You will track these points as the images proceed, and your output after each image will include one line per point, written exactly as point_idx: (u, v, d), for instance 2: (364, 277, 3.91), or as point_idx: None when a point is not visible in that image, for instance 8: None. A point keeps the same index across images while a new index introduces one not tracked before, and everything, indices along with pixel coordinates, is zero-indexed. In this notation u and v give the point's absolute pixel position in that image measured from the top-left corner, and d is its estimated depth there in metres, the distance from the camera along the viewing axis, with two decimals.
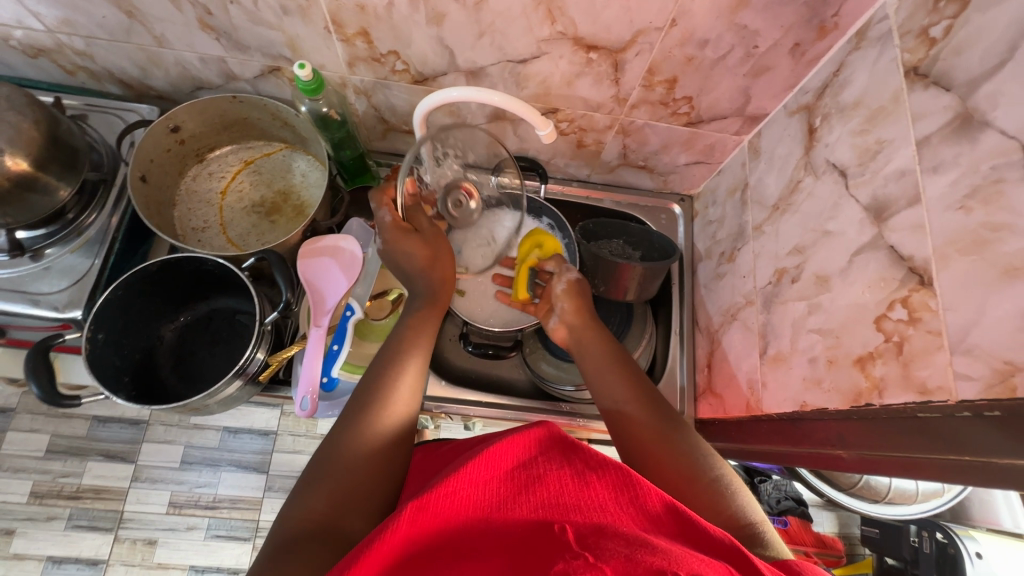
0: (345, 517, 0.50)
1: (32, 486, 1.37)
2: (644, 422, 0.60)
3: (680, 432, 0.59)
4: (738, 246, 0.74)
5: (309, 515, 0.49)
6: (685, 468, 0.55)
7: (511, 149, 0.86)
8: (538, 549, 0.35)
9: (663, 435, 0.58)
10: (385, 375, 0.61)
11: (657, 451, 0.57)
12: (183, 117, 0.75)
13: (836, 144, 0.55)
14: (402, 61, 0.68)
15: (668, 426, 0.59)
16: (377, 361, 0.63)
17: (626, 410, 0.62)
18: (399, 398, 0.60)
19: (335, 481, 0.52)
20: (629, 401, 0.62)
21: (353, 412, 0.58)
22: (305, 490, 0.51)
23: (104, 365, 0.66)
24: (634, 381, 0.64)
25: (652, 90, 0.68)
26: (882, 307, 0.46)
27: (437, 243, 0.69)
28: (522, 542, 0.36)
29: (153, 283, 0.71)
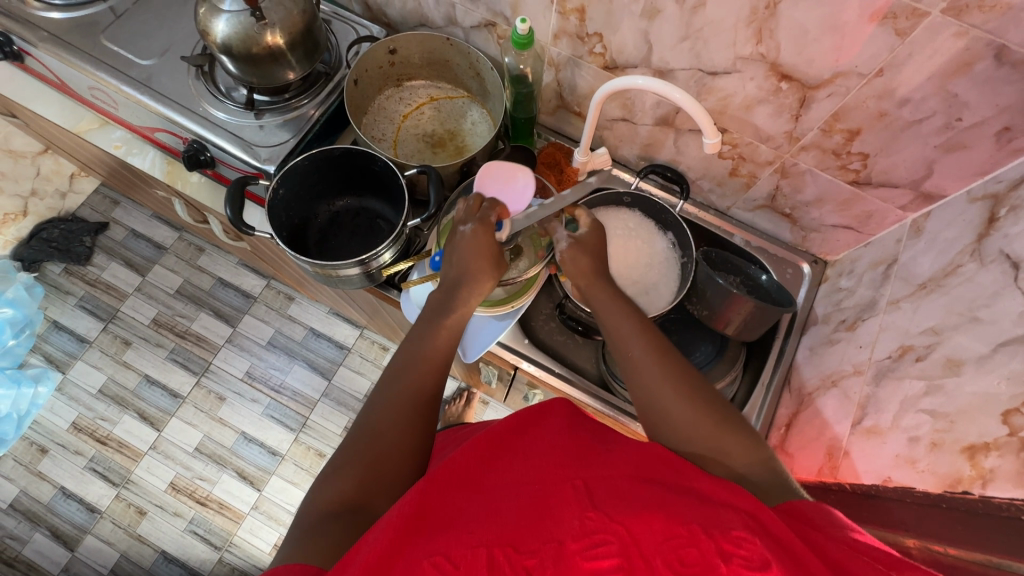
0: (372, 496, 0.54)
1: (157, 313, 1.62)
2: (651, 365, 0.57)
3: (688, 374, 0.57)
4: (864, 317, 0.71)
5: (338, 496, 0.54)
6: (705, 429, 0.53)
7: (663, 157, 0.89)
8: (560, 509, 0.45)
9: (670, 379, 0.56)
10: (424, 333, 0.66)
11: (670, 409, 0.54)
12: (403, 43, 0.88)
13: (1017, 235, 0.52)
14: (603, 45, 0.74)
15: (678, 370, 0.57)
16: (417, 325, 0.67)
17: (633, 352, 0.59)
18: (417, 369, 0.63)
19: (359, 465, 0.56)
20: (637, 343, 0.59)
21: (381, 398, 0.61)
22: (332, 475, 0.56)
23: (275, 216, 0.79)
24: (642, 324, 0.61)
25: (830, 136, 0.68)
26: (1015, 400, 0.44)
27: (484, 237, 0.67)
28: (540, 507, 0.46)
29: (330, 165, 0.82)
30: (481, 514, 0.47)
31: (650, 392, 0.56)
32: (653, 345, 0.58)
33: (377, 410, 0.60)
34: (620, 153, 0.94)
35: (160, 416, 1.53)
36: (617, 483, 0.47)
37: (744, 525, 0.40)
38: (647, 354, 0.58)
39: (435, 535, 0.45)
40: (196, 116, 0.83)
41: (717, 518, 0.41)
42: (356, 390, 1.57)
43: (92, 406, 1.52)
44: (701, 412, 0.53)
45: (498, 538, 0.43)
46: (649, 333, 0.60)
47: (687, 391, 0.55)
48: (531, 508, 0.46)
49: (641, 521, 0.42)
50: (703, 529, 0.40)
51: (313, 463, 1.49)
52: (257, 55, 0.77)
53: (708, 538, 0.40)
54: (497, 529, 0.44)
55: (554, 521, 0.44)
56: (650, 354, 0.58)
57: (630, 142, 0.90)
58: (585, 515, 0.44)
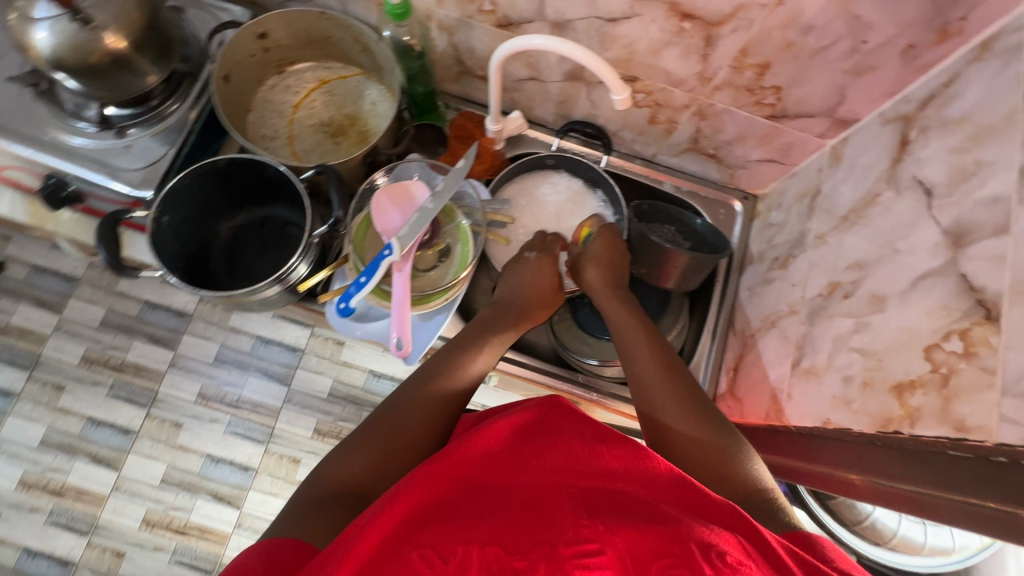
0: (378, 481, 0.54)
1: (85, 350, 1.49)
2: (659, 379, 0.61)
3: (697, 395, 0.60)
4: (795, 253, 0.71)
5: (347, 476, 0.54)
6: (708, 445, 0.55)
7: (579, 113, 0.84)
8: (554, 515, 0.43)
9: (679, 395, 0.59)
10: (458, 349, 0.67)
11: (677, 430, 0.57)
12: (272, 25, 0.77)
13: (928, 159, 0.51)
14: (491, 1, 0.67)
15: (689, 389, 0.60)
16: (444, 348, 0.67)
17: (641, 364, 0.63)
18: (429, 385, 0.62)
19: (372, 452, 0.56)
20: (644, 356, 0.64)
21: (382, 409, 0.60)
22: (347, 454, 0.56)
23: (164, 247, 0.70)
24: (655, 343, 0.65)
25: (741, 73, 0.65)
26: (937, 336, 0.44)
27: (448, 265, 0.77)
28: (536, 508, 0.44)
29: (219, 178, 0.73)
30: (473, 512, 0.44)
31: (657, 407, 0.59)
32: (660, 363, 0.63)
33: (399, 410, 0.59)
34: (535, 113, 0.88)
35: (116, 455, 1.44)
36: (616, 497, 0.45)
37: (736, 548, 0.40)
38: (657, 375, 0.62)
39: (424, 529, 0.42)
40: (46, 146, 0.72)
41: (710, 533, 0.41)
42: (319, 390, 1.51)
43: (37, 459, 1.42)
44: (705, 434, 0.56)
45: (490, 538, 0.41)
46: (660, 357, 0.64)
47: (690, 411, 0.58)
48: (524, 510, 0.44)
49: (638, 539, 0.41)
50: (699, 548, 0.39)
51: (289, 471, 1.45)
52: (97, 64, 0.65)
53: (702, 555, 0.39)
54: (488, 527, 0.43)
55: (548, 527, 0.42)
56: (659, 376, 0.62)
57: (543, 101, 0.84)
58: (581, 524, 0.42)
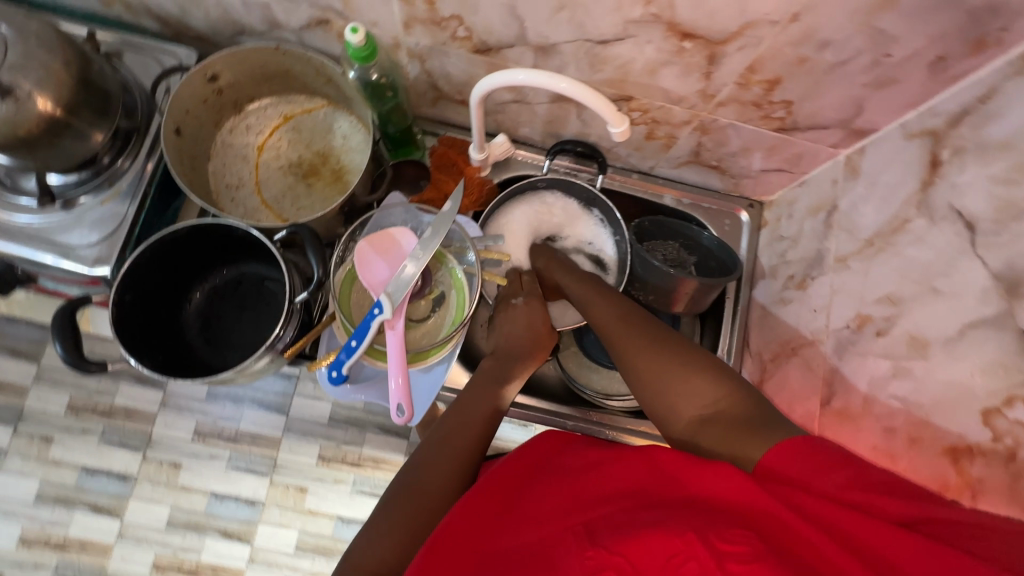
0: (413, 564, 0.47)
1: (70, 399, 1.05)
2: (621, 331, 0.58)
3: (664, 332, 0.56)
4: (814, 274, 0.66)
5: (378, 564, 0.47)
6: (673, 371, 0.50)
7: (570, 131, 0.78)
8: (560, 557, 0.40)
9: (644, 336, 0.56)
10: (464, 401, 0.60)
11: (641, 359, 0.53)
12: (222, 66, 0.69)
13: (966, 187, 0.46)
14: (466, 27, 0.60)
15: (651, 329, 0.57)
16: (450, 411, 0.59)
17: (605, 324, 0.61)
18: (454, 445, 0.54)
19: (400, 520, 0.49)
20: (607, 316, 0.62)
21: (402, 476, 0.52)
22: (376, 533, 0.48)
23: (132, 329, 0.64)
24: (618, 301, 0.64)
25: (747, 89, 0.59)
26: (995, 399, 0.40)
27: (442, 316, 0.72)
28: (549, 555, 0.40)
29: (183, 245, 0.67)
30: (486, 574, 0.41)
31: (625, 355, 0.55)
32: (621, 315, 0.60)
33: (420, 467, 0.52)
34: (522, 133, 0.80)
35: (115, 505, 1.03)
36: (618, 516, 0.42)
37: (743, 535, 0.36)
38: (617, 326, 0.59)
39: None
40: None
41: (709, 523, 0.37)
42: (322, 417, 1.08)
43: (34, 515, 1.02)
44: (663, 358, 0.52)
45: None
46: (626, 313, 0.61)
47: (660, 347, 0.53)
48: (532, 560, 0.41)
49: (640, 544, 0.37)
50: (706, 547, 0.35)
51: (299, 501, 1.05)
52: (32, 136, 0.57)
53: (703, 546, 0.36)
54: None
55: (554, 565, 0.39)
56: (620, 326, 0.59)
57: (530, 121, 0.77)
58: (585, 554, 0.39)
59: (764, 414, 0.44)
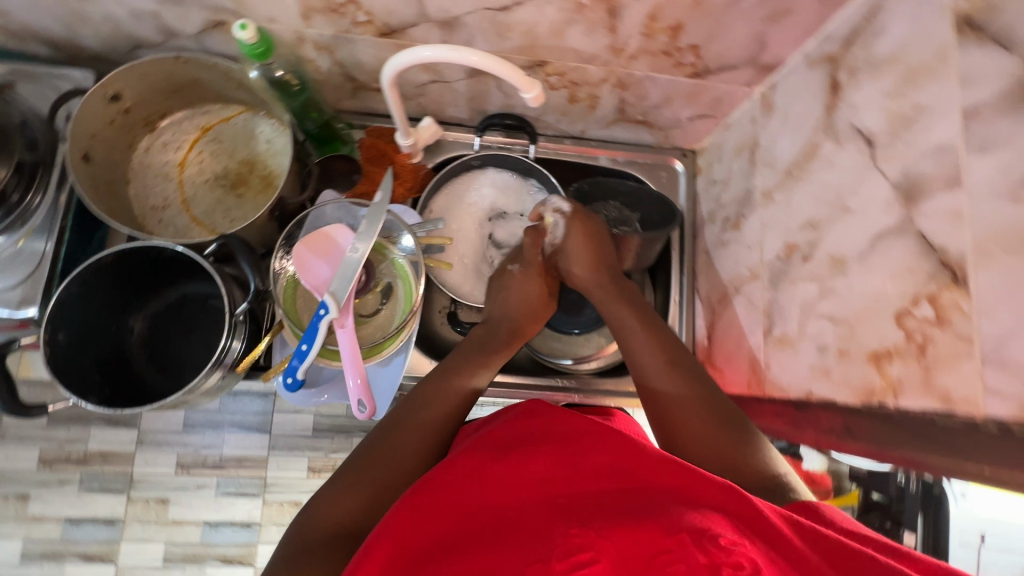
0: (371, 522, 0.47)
1: (40, 452, 1.10)
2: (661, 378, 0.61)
3: (704, 387, 0.59)
4: (745, 213, 0.68)
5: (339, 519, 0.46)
6: (714, 431, 0.54)
7: (495, 105, 0.77)
8: (542, 527, 0.38)
9: (686, 389, 0.58)
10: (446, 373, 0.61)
11: (680, 405, 0.57)
12: (122, 84, 0.66)
13: (864, 106, 0.48)
14: (365, 11, 0.58)
15: (694, 380, 0.60)
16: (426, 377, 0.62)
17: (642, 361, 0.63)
18: (424, 420, 0.56)
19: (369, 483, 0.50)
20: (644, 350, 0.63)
21: (367, 443, 0.54)
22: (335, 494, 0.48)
23: (69, 367, 0.62)
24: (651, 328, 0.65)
25: (653, 38, 0.59)
26: (905, 301, 0.42)
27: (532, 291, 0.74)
28: (526, 523, 0.39)
29: (112, 274, 0.65)
30: (454, 539, 0.39)
31: (663, 403, 0.58)
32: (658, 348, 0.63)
33: (389, 436, 0.54)
34: (448, 114, 0.80)
35: (104, 551, 1.09)
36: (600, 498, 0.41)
37: (729, 528, 0.37)
38: (656, 367, 0.61)
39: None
40: None
41: (706, 520, 0.37)
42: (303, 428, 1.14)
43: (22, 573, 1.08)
44: (694, 407, 0.56)
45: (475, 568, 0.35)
46: (662, 345, 0.63)
47: (702, 405, 0.57)
48: (510, 531, 0.38)
49: (631, 533, 0.36)
50: (693, 537, 0.35)
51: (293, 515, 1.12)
52: None
53: (697, 545, 0.35)
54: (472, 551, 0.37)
55: (536, 541, 0.37)
56: (660, 368, 0.61)
57: (453, 100, 0.76)
58: (571, 532, 0.37)
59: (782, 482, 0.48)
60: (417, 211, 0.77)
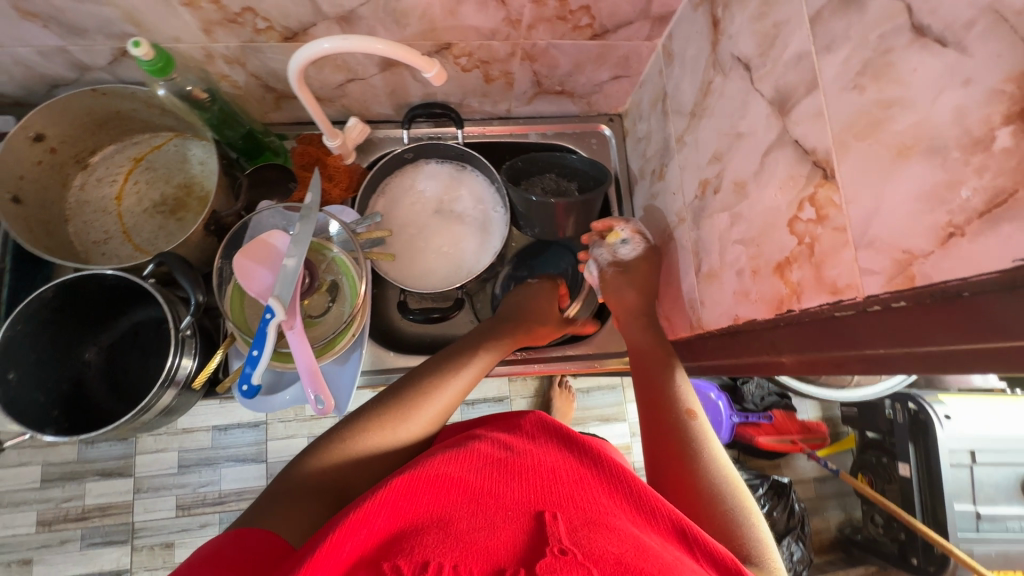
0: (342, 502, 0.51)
1: (37, 514, 1.18)
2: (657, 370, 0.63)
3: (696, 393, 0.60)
4: (666, 162, 0.70)
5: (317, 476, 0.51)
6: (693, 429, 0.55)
7: (417, 97, 0.79)
8: (538, 535, 0.38)
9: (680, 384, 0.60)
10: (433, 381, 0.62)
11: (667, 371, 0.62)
12: (42, 123, 0.67)
13: (738, 34, 0.50)
14: (263, 18, 0.60)
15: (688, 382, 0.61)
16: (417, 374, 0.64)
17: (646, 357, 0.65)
18: (427, 413, 0.60)
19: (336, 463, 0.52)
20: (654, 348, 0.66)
21: (368, 413, 0.58)
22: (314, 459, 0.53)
23: (24, 404, 0.63)
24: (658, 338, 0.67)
25: (545, 5, 0.61)
26: (793, 208, 0.43)
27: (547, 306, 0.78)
28: (518, 527, 0.39)
29: (58, 309, 0.66)
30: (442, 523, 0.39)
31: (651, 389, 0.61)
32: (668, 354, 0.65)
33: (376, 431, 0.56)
34: (375, 112, 0.82)
35: None
36: (596, 523, 0.39)
37: None
38: (661, 359, 0.64)
39: (387, 551, 0.37)
40: None
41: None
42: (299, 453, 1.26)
43: None
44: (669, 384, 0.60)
45: (459, 556, 0.35)
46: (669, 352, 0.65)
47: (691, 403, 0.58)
48: (502, 532, 0.38)
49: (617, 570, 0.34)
50: None
51: None
52: None
53: None
54: (458, 535, 0.37)
55: (525, 552, 0.36)
56: (663, 361, 0.64)
57: (375, 98, 0.78)
58: (560, 553, 0.35)
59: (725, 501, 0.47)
60: (356, 210, 0.79)
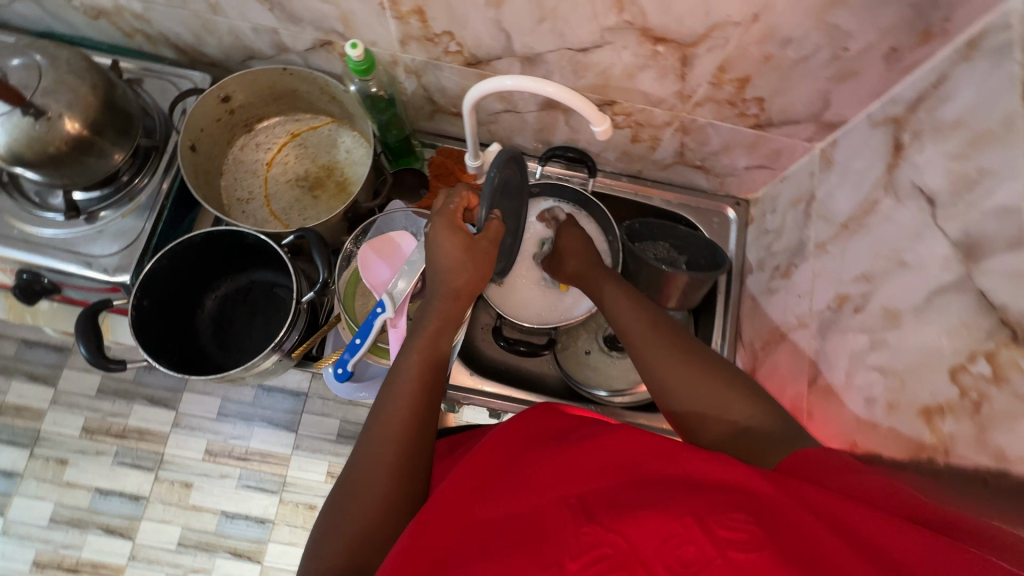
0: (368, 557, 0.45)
1: (85, 421, 1.18)
2: (643, 330, 0.58)
3: (686, 340, 0.55)
4: (796, 262, 0.69)
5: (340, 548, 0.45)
6: (698, 383, 0.50)
7: (560, 139, 0.82)
8: (558, 530, 0.39)
9: (667, 339, 0.56)
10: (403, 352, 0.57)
11: (653, 337, 0.56)
12: (234, 87, 0.74)
13: (926, 166, 0.49)
14: (456, 42, 0.64)
15: (677, 333, 0.56)
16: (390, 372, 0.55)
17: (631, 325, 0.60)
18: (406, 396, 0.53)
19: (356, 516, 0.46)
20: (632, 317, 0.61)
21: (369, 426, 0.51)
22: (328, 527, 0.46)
23: (148, 331, 0.68)
24: (641, 304, 0.63)
25: (721, 88, 0.63)
26: (961, 357, 0.42)
27: (477, 250, 0.58)
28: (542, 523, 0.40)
29: (197, 254, 0.71)
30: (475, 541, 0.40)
31: (646, 359, 0.55)
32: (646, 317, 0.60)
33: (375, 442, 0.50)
34: (515, 142, 0.85)
35: (127, 526, 1.15)
36: (608, 494, 0.41)
37: (730, 506, 0.37)
38: (642, 326, 0.59)
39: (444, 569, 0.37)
40: (15, 241, 0.69)
41: (709, 505, 0.37)
42: (328, 433, 1.19)
43: (48, 536, 1.14)
44: (657, 345, 0.55)
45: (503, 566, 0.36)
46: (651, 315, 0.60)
47: (682, 353, 0.53)
48: (528, 539, 0.39)
49: (646, 528, 0.37)
50: (697, 521, 0.36)
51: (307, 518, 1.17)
52: (59, 153, 0.62)
53: (702, 529, 0.36)
54: (499, 552, 0.38)
55: (554, 543, 0.38)
56: (644, 327, 0.59)
57: (521, 129, 0.81)
58: (584, 531, 0.38)
59: (782, 430, 0.45)
60: None
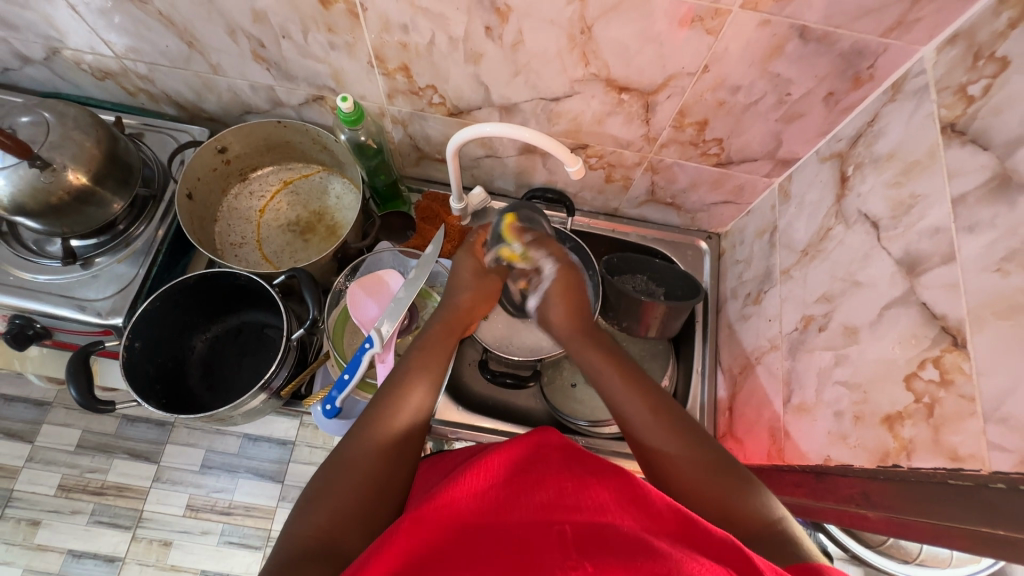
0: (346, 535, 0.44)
1: (62, 479, 1.14)
2: (640, 418, 0.53)
3: (683, 432, 0.51)
4: (765, 288, 0.73)
5: (314, 529, 0.44)
6: (698, 485, 0.48)
7: (539, 181, 0.87)
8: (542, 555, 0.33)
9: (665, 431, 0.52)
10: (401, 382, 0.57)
11: (650, 431, 0.52)
12: (230, 139, 0.79)
13: (869, 194, 0.54)
14: (439, 95, 0.70)
15: (675, 424, 0.52)
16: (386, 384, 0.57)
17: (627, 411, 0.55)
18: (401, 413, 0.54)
19: (340, 498, 0.46)
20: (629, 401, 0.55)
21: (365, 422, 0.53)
22: (310, 502, 0.46)
23: (136, 372, 0.69)
24: (639, 383, 0.57)
25: (682, 130, 0.68)
26: (913, 365, 0.45)
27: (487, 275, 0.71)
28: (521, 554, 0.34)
29: (188, 296, 0.73)
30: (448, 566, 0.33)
31: (648, 457, 0.51)
32: (646, 400, 0.55)
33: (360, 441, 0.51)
34: (496, 185, 0.90)
35: None
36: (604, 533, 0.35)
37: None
38: (640, 414, 0.53)
39: None
40: (9, 287, 0.71)
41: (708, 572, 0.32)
42: None
43: None
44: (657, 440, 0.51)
45: None
46: (650, 399, 0.55)
47: (680, 450, 0.50)
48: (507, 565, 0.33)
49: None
50: None
51: None
52: (60, 203, 0.65)
53: None
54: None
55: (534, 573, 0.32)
56: (643, 415, 0.53)
57: (502, 173, 0.87)
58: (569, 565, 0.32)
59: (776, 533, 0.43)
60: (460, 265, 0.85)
